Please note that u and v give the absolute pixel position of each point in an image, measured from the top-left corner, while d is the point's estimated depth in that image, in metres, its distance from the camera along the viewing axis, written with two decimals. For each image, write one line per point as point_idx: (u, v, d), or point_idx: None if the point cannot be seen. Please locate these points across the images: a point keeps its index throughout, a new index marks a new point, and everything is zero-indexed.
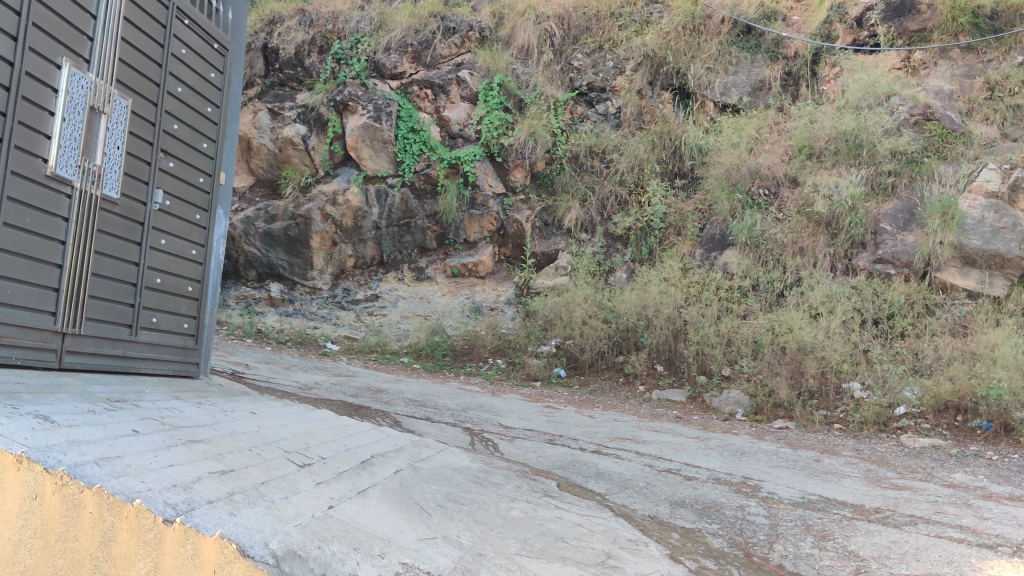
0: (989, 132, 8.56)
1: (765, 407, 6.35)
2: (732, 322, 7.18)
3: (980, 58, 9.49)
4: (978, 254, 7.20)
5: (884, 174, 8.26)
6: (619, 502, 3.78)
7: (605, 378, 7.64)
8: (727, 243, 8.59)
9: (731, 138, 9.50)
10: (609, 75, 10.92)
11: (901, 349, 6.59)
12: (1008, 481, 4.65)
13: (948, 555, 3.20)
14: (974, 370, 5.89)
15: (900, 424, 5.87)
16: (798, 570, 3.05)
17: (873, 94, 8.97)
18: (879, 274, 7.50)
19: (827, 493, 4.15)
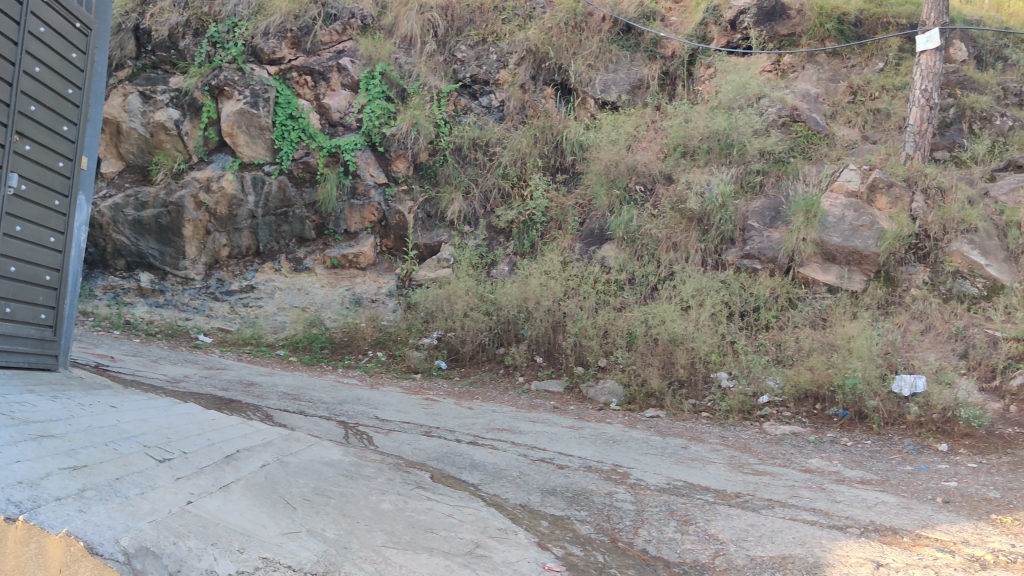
0: (851, 134, 9.12)
1: (638, 396, 6.53)
2: (608, 314, 7.32)
3: (844, 63, 10.11)
4: (838, 250, 7.55)
5: (752, 173, 8.55)
6: (491, 492, 3.81)
7: (485, 370, 7.63)
8: (606, 237, 8.73)
9: (611, 134, 9.68)
10: (492, 68, 10.91)
11: (765, 341, 6.85)
12: (860, 466, 4.92)
13: (800, 537, 3.36)
14: (831, 360, 6.19)
15: (763, 412, 6.12)
16: (661, 555, 3.15)
17: (744, 95, 9.28)
18: (747, 269, 7.77)
19: (692, 478, 4.29)
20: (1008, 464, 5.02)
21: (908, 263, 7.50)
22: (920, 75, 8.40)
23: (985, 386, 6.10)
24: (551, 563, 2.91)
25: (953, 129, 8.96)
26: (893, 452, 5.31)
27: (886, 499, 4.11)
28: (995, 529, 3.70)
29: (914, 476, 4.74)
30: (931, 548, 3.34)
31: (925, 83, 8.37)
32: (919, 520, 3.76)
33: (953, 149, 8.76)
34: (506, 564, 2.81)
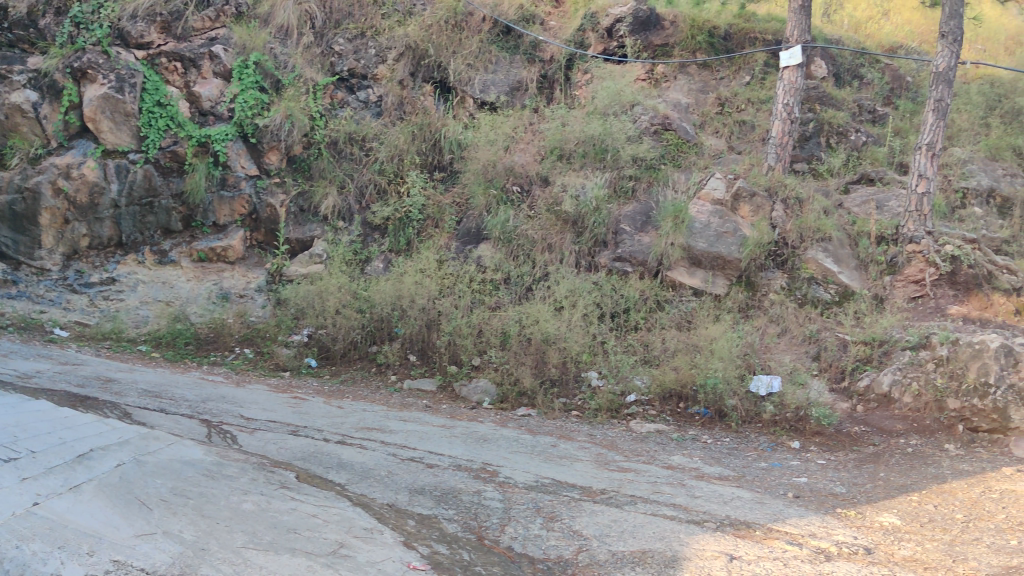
0: (718, 144, 9.48)
1: (510, 395, 6.59)
2: (483, 314, 7.35)
3: (714, 76, 10.50)
4: (703, 255, 7.80)
5: (625, 178, 8.75)
6: (357, 491, 3.78)
7: (356, 368, 7.53)
8: (482, 236, 8.75)
9: (489, 134, 9.69)
10: (370, 63, 10.78)
11: (633, 341, 7.04)
12: (719, 462, 5.11)
13: (660, 532, 3.47)
14: (694, 361, 6.41)
15: (630, 411, 6.28)
16: (526, 552, 3.20)
17: (619, 102, 9.51)
18: (618, 271, 7.93)
19: (559, 476, 4.37)
20: (853, 461, 5.36)
21: (767, 269, 7.82)
22: (782, 90, 8.77)
23: (835, 386, 6.46)
24: (416, 562, 2.92)
25: (812, 143, 9.41)
26: (750, 449, 5.56)
27: (741, 494, 4.29)
28: (839, 522, 3.91)
29: (768, 472, 4.96)
30: (781, 541, 3.51)
31: (788, 97, 8.74)
32: (771, 514, 3.94)
33: (811, 161, 9.21)
34: (370, 564, 2.83)
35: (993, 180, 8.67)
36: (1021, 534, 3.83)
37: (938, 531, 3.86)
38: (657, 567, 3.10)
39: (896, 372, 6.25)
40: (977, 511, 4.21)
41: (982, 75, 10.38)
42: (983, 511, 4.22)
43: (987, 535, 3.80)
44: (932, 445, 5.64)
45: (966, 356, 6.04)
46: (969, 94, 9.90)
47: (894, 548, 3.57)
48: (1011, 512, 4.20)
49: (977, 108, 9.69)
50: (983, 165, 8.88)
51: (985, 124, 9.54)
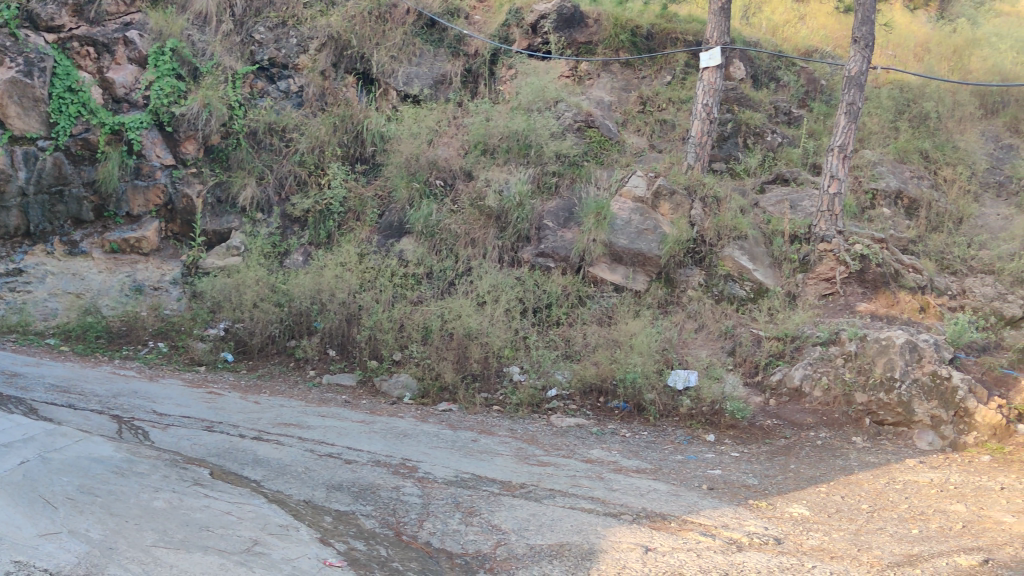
0: (640, 142, 9.61)
1: (431, 390, 6.56)
2: (404, 308, 7.32)
3: (636, 74, 10.66)
4: (624, 252, 7.90)
5: (548, 174, 8.80)
6: (273, 488, 3.72)
7: (274, 363, 7.42)
8: (405, 230, 8.69)
9: (411, 127, 9.56)
10: (291, 52, 10.60)
11: (554, 336, 7.11)
12: (636, 456, 5.19)
13: (578, 525, 3.51)
14: (614, 356, 6.50)
15: (551, 405, 6.33)
16: (444, 547, 3.20)
17: (543, 98, 9.56)
18: (541, 266, 7.97)
19: (478, 471, 4.37)
20: (766, 453, 5.51)
21: (686, 266, 7.95)
22: (702, 90, 8.91)
23: (749, 380, 6.62)
24: (332, 559, 2.89)
25: (730, 143, 9.59)
26: (666, 443, 5.66)
27: (657, 487, 4.37)
28: (751, 513, 4.01)
29: (684, 464, 5.06)
30: (695, 532, 3.58)
31: (707, 97, 8.89)
32: (685, 505, 4.02)
33: (729, 161, 9.41)
34: (285, 561, 2.80)
35: (901, 182, 8.98)
36: (922, 523, 4.00)
37: (844, 521, 3.99)
38: (574, 560, 3.13)
39: (807, 366, 6.44)
40: (881, 501, 4.38)
41: (892, 80, 10.71)
42: (887, 501, 4.38)
43: (890, 525, 3.95)
44: (840, 437, 5.85)
45: (873, 352, 6.28)
46: (880, 97, 10.19)
47: (802, 538, 3.68)
48: (913, 502, 4.38)
49: (888, 111, 10.00)
50: (892, 167, 9.19)
51: (894, 127, 9.86)
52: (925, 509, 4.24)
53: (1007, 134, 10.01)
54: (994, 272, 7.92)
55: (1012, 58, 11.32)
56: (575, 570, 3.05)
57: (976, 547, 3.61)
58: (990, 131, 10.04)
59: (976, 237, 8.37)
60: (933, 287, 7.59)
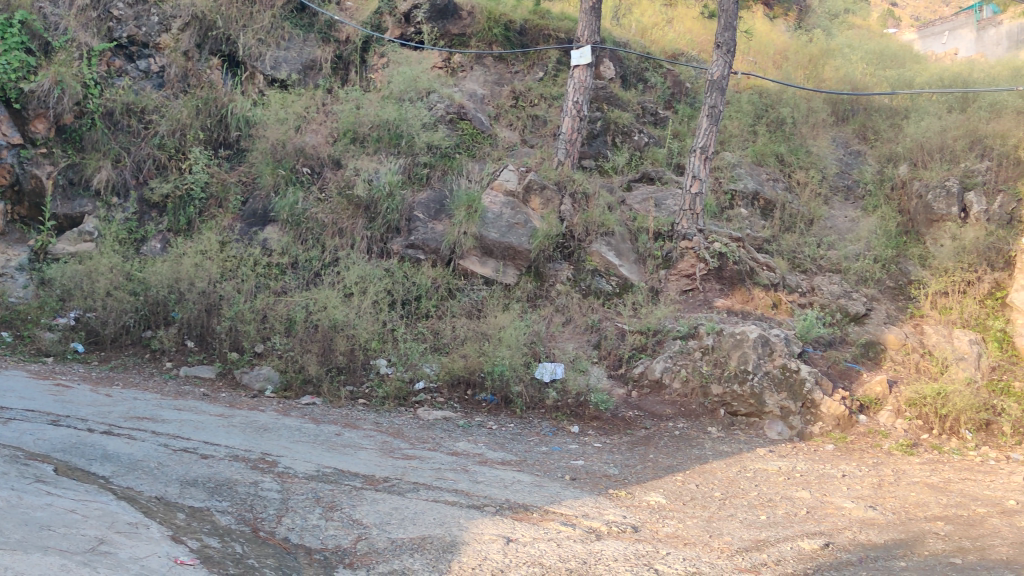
0: (511, 137, 9.67)
1: (295, 383, 6.44)
2: (267, 299, 7.14)
3: (509, 69, 10.75)
4: (495, 246, 7.89)
5: (420, 165, 8.74)
6: (123, 484, 3.56)
7: (128, 355, 7.11)
8: (269, 218, 8.46)
9: (278, 112, 9.35)
10: (152, 31, 10.18)
11: (422, 329, 7.10)
12: (501, 448, 5.23)
13: (440, 518, 3.51)
14: (483, 348, 6.51)
15: (418, 398, 6.29)
16: (303, 543, 3.14)
17: (415, 88, 9.51)
18: (410, 258, 7.88)
19: (340, 465, 4.31)
20: (627, 444, 5.66)
21: (555, 260, 8.01)
22: (573, 87, 9.05)
23: (613, 372, 6.77)
24: (183, 557, 2.79)
25: (599, 141, 9.77)
26: (532, 434, 5.73)
27: (521, 478, 4.42)
28: (610, 502, 4.11)
29: (548, 456, 5.14)
30: (556, 522, 3.64)
31: (578, 95, 9.04)
32: (548, 496, 4.08)
33: (598, 159, 9.57)
34: (133, 561, 2.69)
35: (758, 184, 9.36)
36: (769, 509, 4.20)
37: (698, 508, 4.13)
38: (435, 553, 3.12)
39: (667, 359, 6.64)
40: (733, 489, 4.57)
41: (752, 85, 11.15)
42: (738, 489, 4.58)
43: (740, 511, 4.12)
44: (697, 427, 6.08)
45: (728, 346, 6.53)
46: (740, 102, 10.59)
47: (658, 525, 3.79)
48: (762, 489, 4.59)
49: (747, 116, 10.40)
50: (750, 169, 9.56)
51: (753, 131, 10.27)
52: (773, 496, 4.45)
53: (855, 140, 10.56)
54: (841, 271, 8.37)
55: (861, 69, 11.99)
56: (436, 563, 3.04)
57: (818, 532, 3.82)
58: (841, 137, 10.58)
59: (826, 238, 8.81)
60: (786, 285, 7.95)
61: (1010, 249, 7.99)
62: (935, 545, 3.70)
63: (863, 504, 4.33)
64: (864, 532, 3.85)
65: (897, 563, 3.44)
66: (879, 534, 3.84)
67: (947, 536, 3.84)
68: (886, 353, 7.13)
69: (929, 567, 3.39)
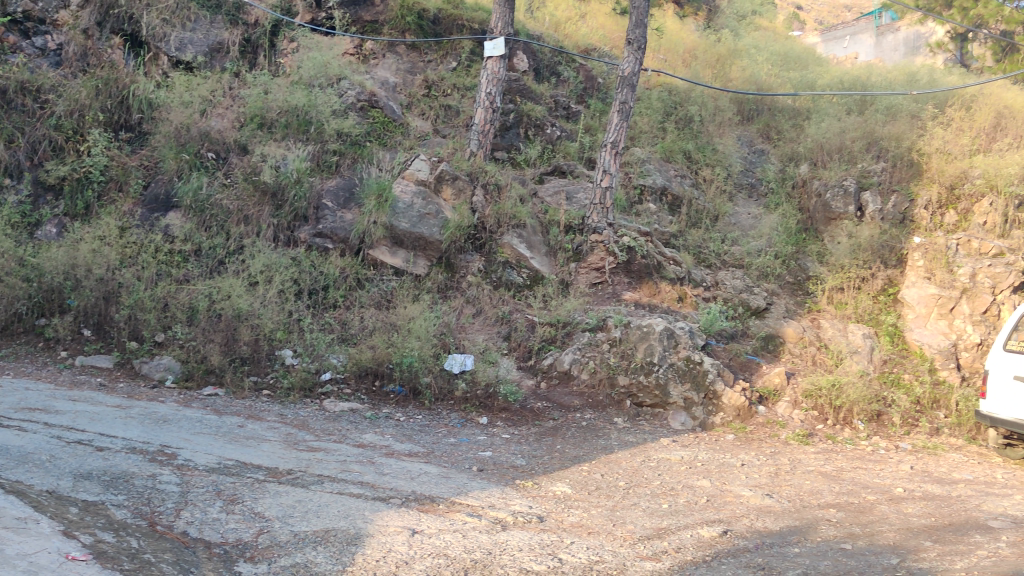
0: (423, 126, 9.60)
1: (196, 373, 6.24)
2: (169, 287, 6.95)
3: (422, 58, 10.68)
4: (405, 236, 7.80)
5: (329, 153, 8.61)
6: (12, 478, 3.42)
7: (20, 343, 6.80)
8: (172, 204, 8.19)
9: (183, 95, 9.06)
10: (50, 7, 9.80)
11: (330, 320, 7.01)
12: (409, 440, 5.20)
13: (345, 510, 3.48)
14: (391, 340, 6.48)
15: (324, 389, 6.20)
16: (202, 536, 3.07)
17: (325, 74, 9.39)
18: (318, 247, 7.77)
19: (243, 457, 4.23)
20: (534, 435, 5.71)
21: (466, 252, 7.99)
22: (486, 78, 9.04)
23: (522, 364, 6.80)
24: (75, 553, 2.71)
25: (512, 133, 9.78)
26: (440, 426, 5.73)
27: (428, 470, 4.41)
28: (516, 493, 4.14)
29: (455, 447, 5.13)
30: (461, 513, 3.65)
31: (491, 86, 9.03)
32: (454, 487, 4.09)
33: (510, 151, 9.59)
34: (21, 557, 2.60)
35: (666, 180, 9.53)
36: (671, 498, 4.29)
37: (603, 498, 4.20)
38: (339, 546, 3.09)
39: (576, 351, 6.72)
40: (637, 478, 4.66)
41: (662, 83, 11.36)
42: (642, 478, 4.67)
43: (642, 500, 4.20)
44: (603, 418, 6.16)
45: (635, 338, 6.67)
46: (650, 99, 10.75)
47: (563, 515, 3.83)
48: (665, 478, 4.69)
49: (657, 113, 10.56)
50: (659, 166, 9.73)
51: (662, 128, 10.45)
52: (675, 485, 4.55)
53: (759, 139, 10.85)
54: (744, 266, 8.60)
55: (767, 70, 12.33)
56: (339, 556, 3.01)
57: (717, 520, 3.92)
58: (746, 136, 10.85)
59: (730, 234, 9.03)
60: (691, 279, 8.13)
61: (903, 247, 8.34)
62: (828, 531, 3.84)
63: (760, 492, 4.47)
64: (761, 520, 3.97)
65: (790, 548, 3.56)
66: (774, 521, 3.97)
67: (839, 522, 3.99)
68: (784, 346, 7.37)
69: (821, 552, 3.52)
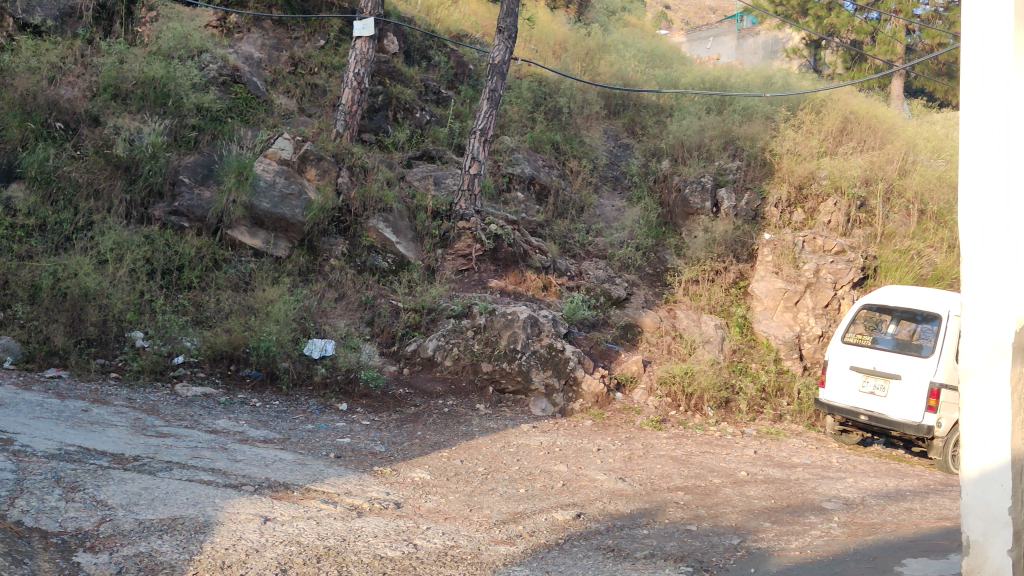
0: (288, 104, 9.36)
1: (38, 354, 5.91)
2: (9, 263, 6.54)
3: (288, 34, 10.43)
4: (266, 216, 7.59)
5: (187, 128, 8.27)
6: None
7: None
8: (13, 174, 7.64)
9: (29, 60, 8.46)
10: None
11: (183, 301, 6.77)
12: (264, 426, 5.09)
13: (194, 498, 3.38)
14: (248, 324, 6.32)
15: (176, 372, 5.98)
16: (38, 525, 2.91)
17: (185, 46, 9.06)
18: (173, 225, 7.47)
19: (87, 443, 4.03)
20: (395, 421, 5.69)
21: (329, 234, 7.86)
22: (355, 58, 8.91)
23: (385, 350, 6.75)
24: None
25: (380, 115, 9.64)
26: (298, 412, 5.63)
27: (283, 456, 4.32)
28: (374, 479, 4.11)
29: (313, 433, 5.06)
30: (317, 500, 3.60)
31: (359, 67, 8.91)
32: (310, 474, 4.03)
33: (378, 133, 9.45)
34: None
35: (534, 170, 9.57)
36: (528, 482, 4.36)
37: (461, 483, 4.22)
38: (186, 534, 3.00)
39: (440, 338, 6.70)
40: (496, 463, 4.71)
41: (532, 73, 11.44)
42: (501, 463, 4.73)
43: (500, 485, 4.25)
44: (465, 405, 6.21)
45: (499, 325, 6.74)
46: (520, 88, 10.80)
47: (420, 501, 3.84)
48: (523, 463, 4.76)
49: (527, 102, 10.62)
50: (527, 155, 9.80)
51: (532, 118, 10.49)
52: (532, 470, 4.63)
53: (624, 134, 11.15)
54: (606, 257, 8.80)
55: (634, 66, 12.63)
56: (186, 544, 2.91)
57: (571, 503, 4.00)
58: (612, 130, 11.13)
59: (594, 225, 9.23)
60: (556, 268, 8.25)
61: (753, 243, 8.72)
62: (675, 513, 3.98)
63: (613, 475, 4.60)
64: (613, 503, 4.08)
65: (639, 530, 3.68)
66: (626, 504, 4.09)
67: (686, 504, 4.15)
68: (642, 336, 7.59)
69: (668, 533, 3.65)
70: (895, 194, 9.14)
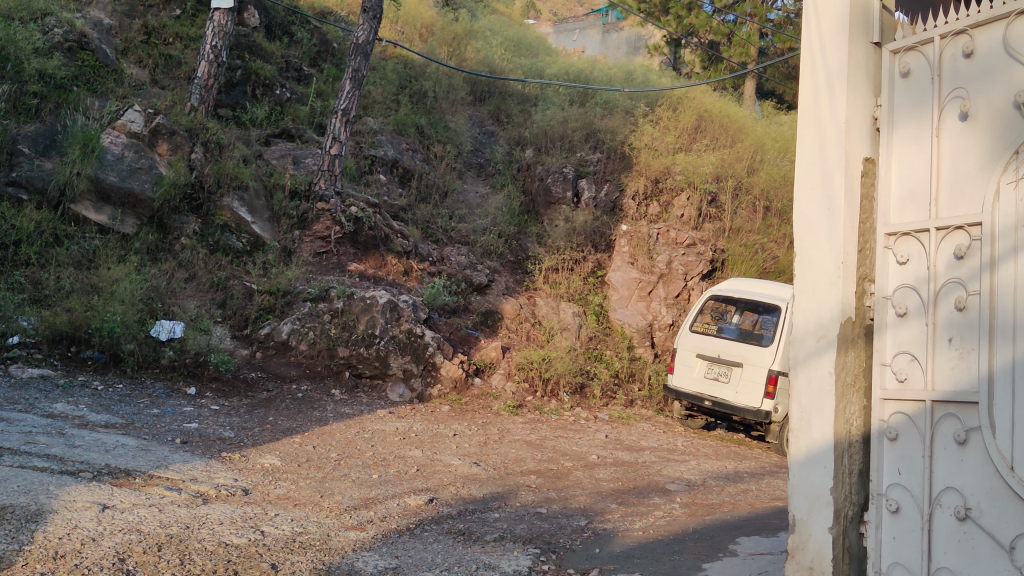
0: (139, 75, 8.93)
1: None
2: None
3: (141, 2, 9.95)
4: (113, 191, 7.23)
5: (27, 95, 7.75)
6: None
7: None
8: None
9: None
10: None
11: (20, 278, 6.40)
12: (106, 410, 4.87)
13: (25, 485, 3.20)
14: (91, 303, 6.01)
15: (11, 353, 5.60)
16: None
17: (27, 8, 8.52)
18: (9, 197, 7.02)
19: None
20: (246, 406, 5.56)
21: (180, 212, 7.52)
22: (212, 31, 8.61)
23: (237, 333, 6.58)
24: None
25: (237, 91, 9.33)
26: (143, 396, 5.41)
27: (125, 442, 4.15)
28: (221, 465, 4.01)
29: (158, 418, 4.87)
30: (160, 487, 3.49)
31: (217, 39, 8.61)
32: (153, 460, 3.88)
33: (235, 109, 9.15)
34: None
35: (397, 153, 9.52)
36: (382, 468, 4.34)
37: (312, 470, 4.16)
38: (15, 523, 2.83)
39: (295, 321, 6.56)
40: (350, 449, 4.66)
41: (398, 55, 11.33)
42: (354, 449, 4.68)
43: (353, 471, 4.22)
44: (320, 390, 6.13)
45: (358, 310, 6.65)
46: (385, 70, 10.67)
47: (269, 487, 3.77)
48: (377, 449, 4.73)
49: (391, 84, 10.50)
50: (390, 138, 9.71)
51: (396, 100, 10.38)
52: (387, 455, 4.61)
53: (489, 121, 11.19)
54: (468, 243, 8.83)
55: (500, 54, 12.70)
56: (15, 534, 2.75)
57: (424, 488, 4.02)
58: (476, 117, 11.17)
59: (457, 211, 9.24)
60: (417, 253, 8.23)
61: (611, 233, 8.93)
62: (527, 496, 4.06)
63: (468, 460, 4.65)
64: (466, 487, 4.12)
65: (490, 514, 3.72)
66: (479, 488, 4.14)
67: (537, 488, 4.23)
68: (501, 322, 7.66)
69: (518, 516, 3.72)
70: (744, 190, 9.57)
